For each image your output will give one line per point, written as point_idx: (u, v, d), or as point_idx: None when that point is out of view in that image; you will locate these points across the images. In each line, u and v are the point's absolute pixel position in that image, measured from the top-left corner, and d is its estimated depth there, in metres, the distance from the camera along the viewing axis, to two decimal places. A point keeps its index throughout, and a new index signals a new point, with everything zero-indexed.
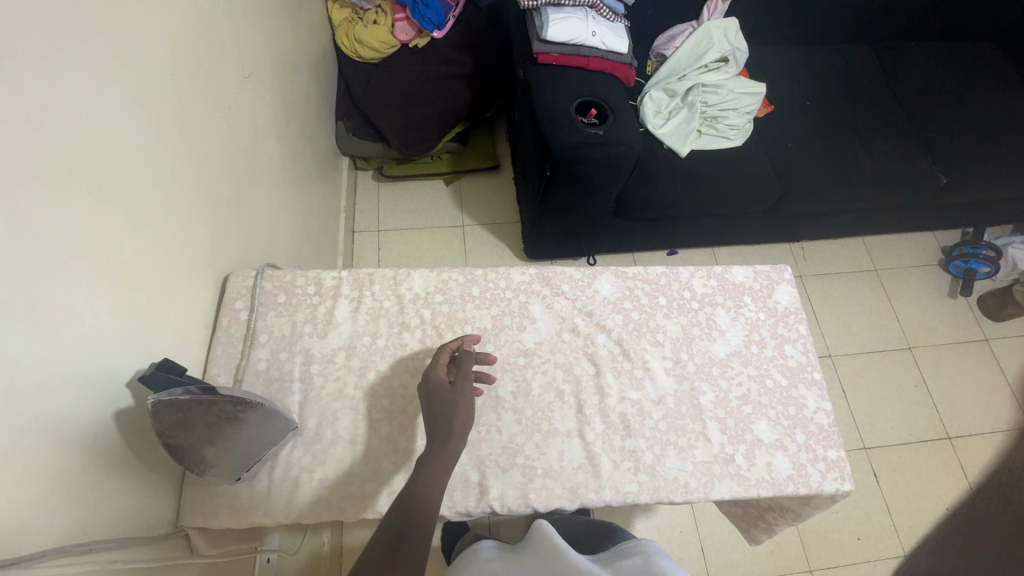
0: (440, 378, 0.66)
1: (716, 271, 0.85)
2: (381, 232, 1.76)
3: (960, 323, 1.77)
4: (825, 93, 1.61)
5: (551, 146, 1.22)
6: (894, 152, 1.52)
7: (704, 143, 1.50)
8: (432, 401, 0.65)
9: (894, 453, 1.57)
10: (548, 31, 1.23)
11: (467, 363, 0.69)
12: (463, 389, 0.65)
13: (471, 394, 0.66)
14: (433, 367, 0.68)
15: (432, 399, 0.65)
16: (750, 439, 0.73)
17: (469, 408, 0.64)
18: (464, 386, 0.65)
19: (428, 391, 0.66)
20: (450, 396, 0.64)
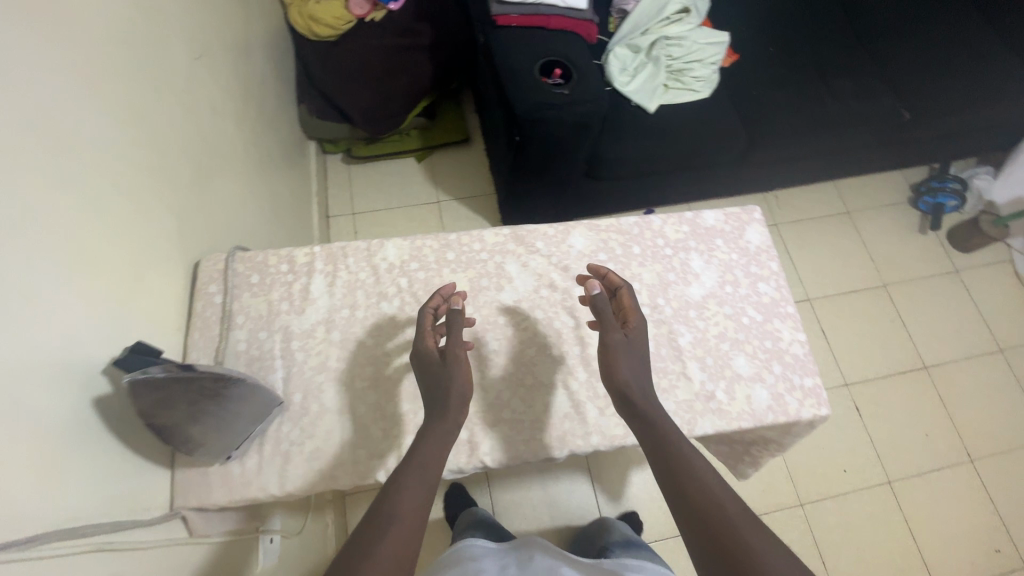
0: (430, 350, 0.66)
1: (687, 217, 0.85)
2: (356, 214, 1.74)
3: (932, 256, 1.81)
4: (789, 37, 1.60)
5: (517, 109, 1.21)
6: (861, 92, 1.53)
7: (673, 96, 1.50)
8: (430, 372, 0.65)
9: (874, 386, 1.62)
10: None
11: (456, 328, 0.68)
12: (453, 361, 0.65)
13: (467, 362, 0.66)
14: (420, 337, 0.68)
15: (426, 371, 0.65)
16: (729, 375, 0.75)
17: (463, 377, 0.63)
18: (456, 358, 0.64)
19: (421, 361, 0.66)
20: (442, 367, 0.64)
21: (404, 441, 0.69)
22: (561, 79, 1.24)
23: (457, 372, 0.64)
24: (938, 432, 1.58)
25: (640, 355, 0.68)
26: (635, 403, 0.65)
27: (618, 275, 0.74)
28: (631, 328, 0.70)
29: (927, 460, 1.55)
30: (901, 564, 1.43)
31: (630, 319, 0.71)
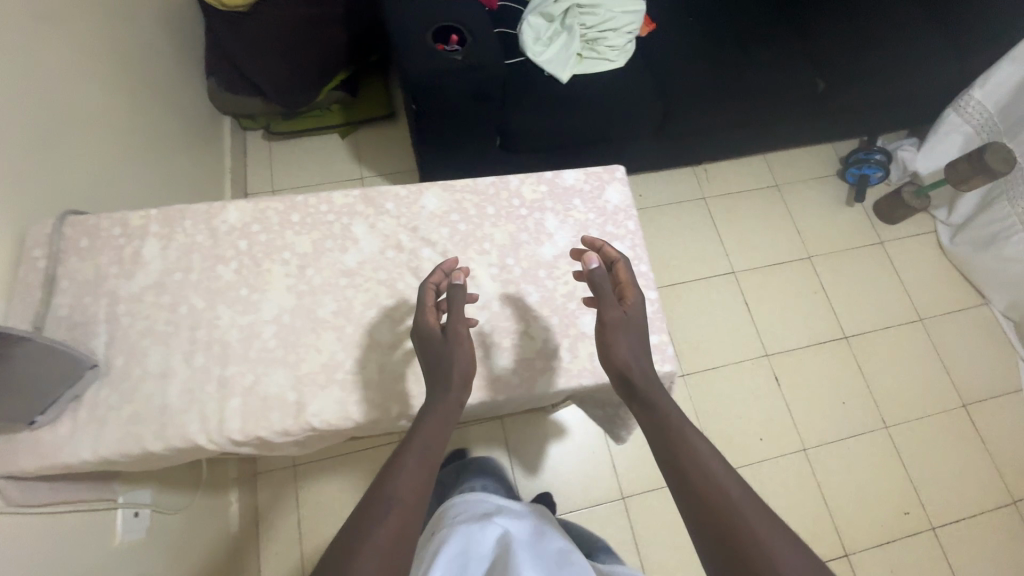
0: (430, 327, 0.66)
1: (546, 177, 0.84)
2: (276, 192, 1.70)
3: (858, 228, 1.83)
4: (708, 6, 1.59)
5: (410, 77, 1.18)
6: (778, 60, 1.52)
7: (587, 66, 1.48)
8: (430, 348, 0.65)
9: (795, 357, 1.64)
10: None
11: (456, 304, 0.67)
12: (455, 338, 0.64)
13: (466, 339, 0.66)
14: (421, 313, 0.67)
15: (426, 348, 0.65)
16: (573, 333, 0.75)
17: (467, 355, 0.64)
18: (458, 336, 0.64)
19: (421, 337, 0.66)
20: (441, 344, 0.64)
21: (229, 405, 0.67)
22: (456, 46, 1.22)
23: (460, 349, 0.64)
24: (855, 400, 1.61)
25: (639, 333, 0.68)
26: (637, 386, 0.67)
27: (615, 249, 0.73)
28: (630, 305, 0.70)
29: (844, 428, 1.57)
30: (811, 529, 1.45)
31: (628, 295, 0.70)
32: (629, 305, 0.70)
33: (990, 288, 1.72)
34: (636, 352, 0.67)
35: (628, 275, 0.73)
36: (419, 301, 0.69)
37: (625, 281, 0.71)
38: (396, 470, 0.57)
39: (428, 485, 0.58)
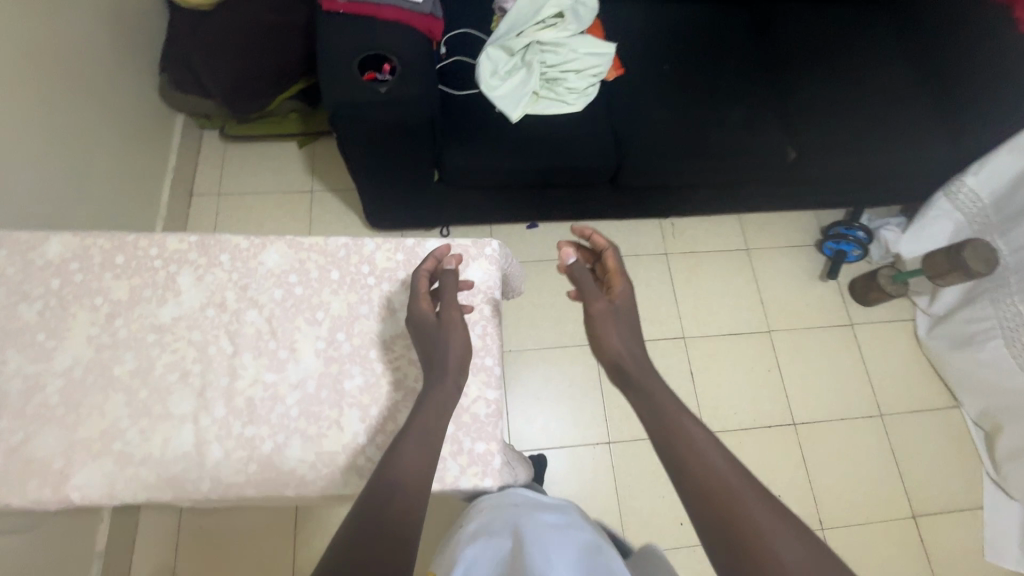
0: (426, 313, 0.67)
1: (406, 243, 0.76)
2: (222, 195, 1.66)
3: (828, 307, 1.70)
4: (685, 56, 1.49)
5: (327, 104, 1.13)
6: (747, 121, 1.43)
7: (542, 107, 1.40)
8: (426, 334, 0.66)
9: (733, 439, 1.53)
10: None
11: (450, 290, 0.70)
12: (449, 324, 0.67)
13: (460, 325, 0.68)
14: (415, 300, 0.68)
15: (423, 335, 0.67)
16: (389, 429, 0.67)
17: (462, 341, 0.66)
18: (451, 322, 0.67)
19: (415, 326, 0.67)
20: (439, 330, 0.66)
21: None
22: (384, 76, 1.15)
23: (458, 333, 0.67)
24: (791, 494, 1.49)
25: (625, 318, 0.83)
26: (630, 374, 0.78)
27: (604, 240, 0.88)
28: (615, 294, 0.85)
29: None
30: None
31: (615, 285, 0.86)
32: (615, 293, 0.85)
33: (963, 391, 1.57)
34: (626, 339, 0.80)
35: (615, 262, 0.88)
36: (413, 288, 0.70)
37: (611, 270, 0.86)
38: (397, 451, 0.60)
39: (428, 471, 0.60)
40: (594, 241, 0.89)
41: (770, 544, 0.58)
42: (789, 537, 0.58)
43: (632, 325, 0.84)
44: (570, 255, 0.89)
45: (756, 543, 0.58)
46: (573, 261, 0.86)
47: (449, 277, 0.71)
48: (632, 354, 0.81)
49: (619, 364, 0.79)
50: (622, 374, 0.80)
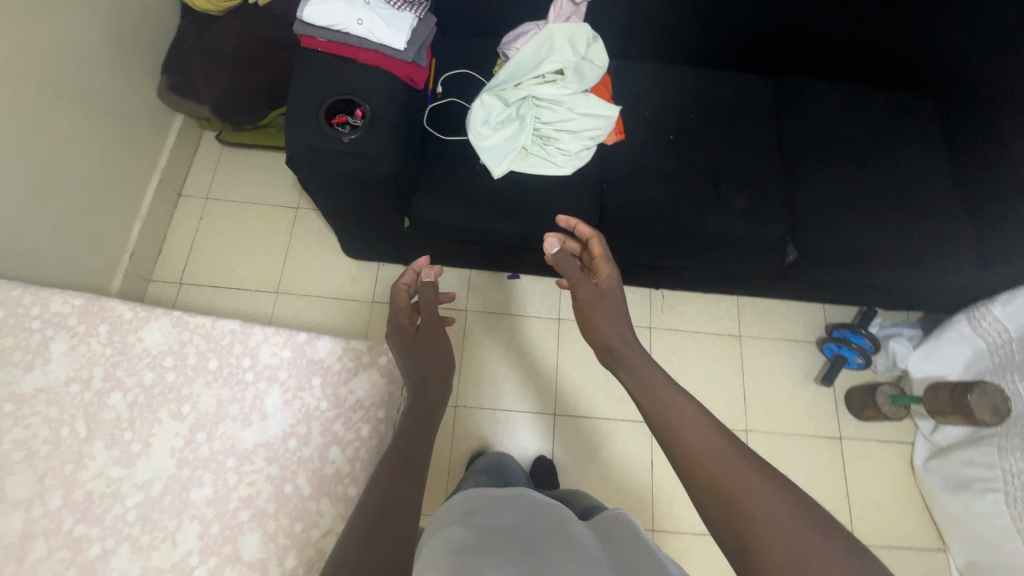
0: (404, 321, 0.80)
1: (295, 341, 0.74)
2: (209, 199, 1.65)
3: (817, 413, 1.56)
4: (697, 128, 1.38)
5: (288, 146, 1.06)
6: (749, 211, 1.31)
7: (530, 165, 1.31)
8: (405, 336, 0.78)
9: (682, 542, 1.44)
10: (305, 9, 1.04)
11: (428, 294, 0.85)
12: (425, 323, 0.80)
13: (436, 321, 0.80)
14: (396, 310, 0.83)
15: (403, 338, 0.78)
16: (226, 551, 0.66)
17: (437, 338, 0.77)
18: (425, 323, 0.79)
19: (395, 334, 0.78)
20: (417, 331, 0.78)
21: None
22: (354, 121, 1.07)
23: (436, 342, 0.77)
24: None
25: (612, 300, 0.95)
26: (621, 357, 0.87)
27: (587, 230, 1.07)
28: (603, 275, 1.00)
29: None
30: None
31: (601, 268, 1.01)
32: (601, 276, 1.00)
33: (953, 539, 1.41)
34: (615, 322, 0.92)
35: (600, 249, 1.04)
36: (397, 299, 0.86)
37: (597, 255, 1.02)
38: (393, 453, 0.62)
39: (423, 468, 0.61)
40: (579, 232, 1.08)
41: (754, 499, 0.62)
42: (763, 486, 0.63)
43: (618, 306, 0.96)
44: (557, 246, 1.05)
45: (742, 498, 0.62)
46: (560, 251, 1.02)
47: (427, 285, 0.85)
48: (622, 338, 0.90)
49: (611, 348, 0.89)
50: (613, 355, 0.88)
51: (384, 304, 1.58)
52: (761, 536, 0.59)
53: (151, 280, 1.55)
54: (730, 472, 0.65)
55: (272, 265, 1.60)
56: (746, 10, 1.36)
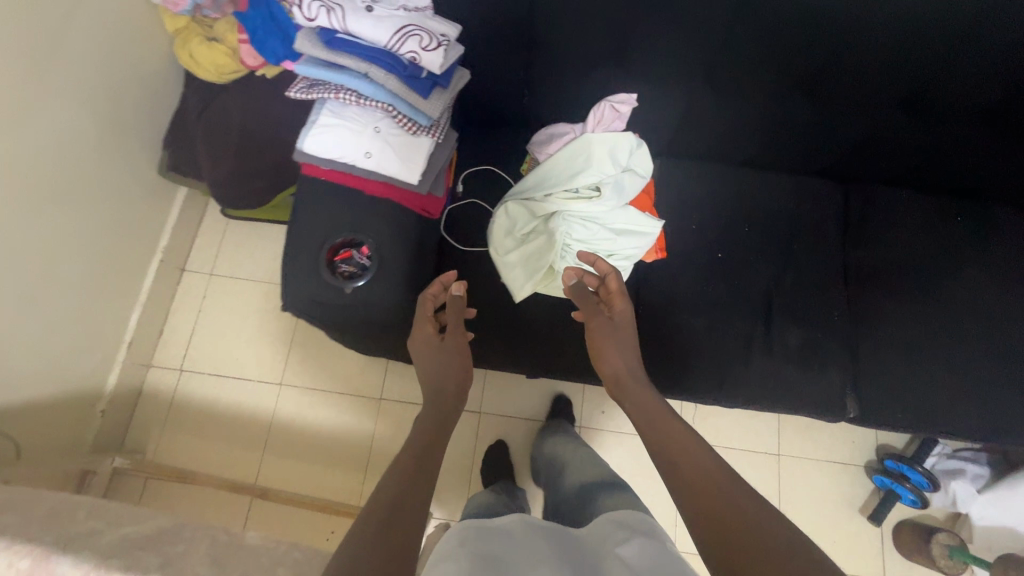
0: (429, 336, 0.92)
1: None
2: (213, 275, 1.55)
3: (859, 549, 1.42)
4: (749, 247, 1.22)
5: (282, 295, 0.95)
6: (805, 356, 1.15)
7: (556, 286, 1.17)
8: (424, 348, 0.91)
9: None
10: (306, 139, 0.90)
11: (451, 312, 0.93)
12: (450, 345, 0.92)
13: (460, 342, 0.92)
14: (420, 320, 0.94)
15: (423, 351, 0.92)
16: None
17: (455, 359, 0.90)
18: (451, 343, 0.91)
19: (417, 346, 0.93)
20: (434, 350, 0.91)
21: None
22: (351, 264, 0.95)
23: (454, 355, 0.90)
24: None
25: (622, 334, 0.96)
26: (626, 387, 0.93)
27: (607, 264, 1.02)
28: (619, 310, 0.99)
29: None
30: None
31: (617, 303, 0.99)
32: (617, 312, 0.99)
33: None
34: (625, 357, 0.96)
35: (618, 284, 1.02)
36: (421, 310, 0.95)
37: (612, 290, 0.99)
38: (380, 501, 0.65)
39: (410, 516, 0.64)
40: (598, 266, 1.04)
41: (750, 530, 0.65)
42: (752, 505, 0.68)
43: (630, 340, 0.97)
44: (573, 276, 1.02)
45: (733, 531, 0.65)
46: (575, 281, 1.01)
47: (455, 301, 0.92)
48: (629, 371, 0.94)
49: (617, 378, 0.94)
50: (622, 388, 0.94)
51: (392, 402, 1.47)
52: (766, 563, 0.61)
53: (151, 367, 1.47)
54: (727, 509, 0.68)
55: (276, 353, 1.50)
56: (821, 116, 1.15)
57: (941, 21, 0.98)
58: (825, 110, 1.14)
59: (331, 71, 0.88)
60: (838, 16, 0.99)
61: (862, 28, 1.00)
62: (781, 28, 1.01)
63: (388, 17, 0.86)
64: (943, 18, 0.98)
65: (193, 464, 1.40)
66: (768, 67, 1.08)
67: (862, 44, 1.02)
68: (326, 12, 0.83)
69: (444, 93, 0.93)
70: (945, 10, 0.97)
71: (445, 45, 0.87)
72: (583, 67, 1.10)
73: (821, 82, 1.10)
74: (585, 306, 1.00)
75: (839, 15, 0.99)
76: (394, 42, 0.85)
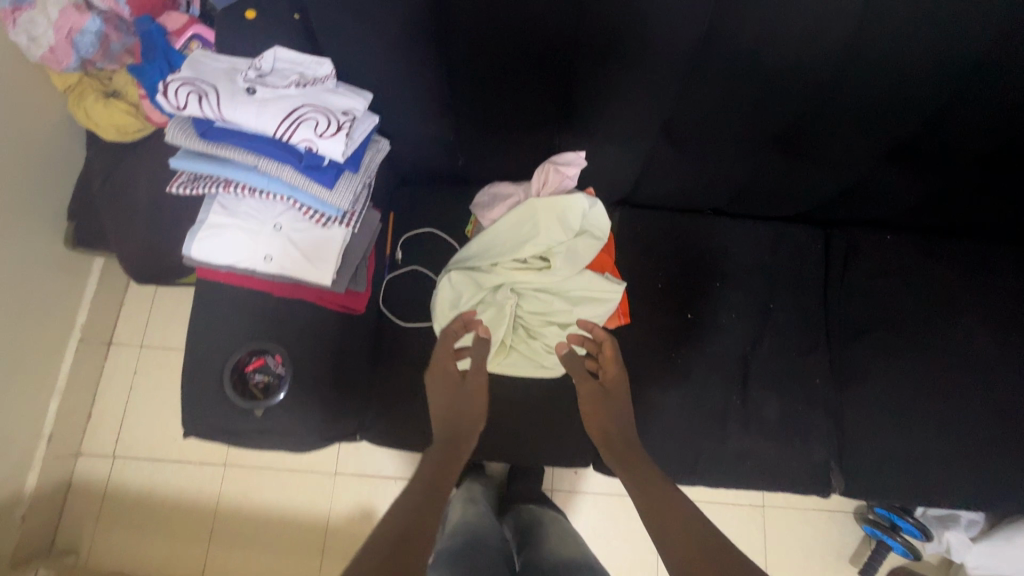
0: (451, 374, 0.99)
1: None
2: (144, 348, 1.42)
3: None
4: (721, 305, 1.10)
5: (183, 424, 0.82)
6: (786, 427, 1.05)
7: (509, 365, 1.05)
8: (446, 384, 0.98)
9: None
10: (191, 246, 0.77)
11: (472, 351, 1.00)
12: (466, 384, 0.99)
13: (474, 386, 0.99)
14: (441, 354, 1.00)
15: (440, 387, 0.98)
16: None
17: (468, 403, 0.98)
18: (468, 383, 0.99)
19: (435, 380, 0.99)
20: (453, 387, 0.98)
21: None
22: (261, 376, 0.83)
23: (470, 397, 0.98)
24: None
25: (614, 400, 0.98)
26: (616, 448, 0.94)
27: (602, 330, 1.02)
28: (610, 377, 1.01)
29: None
30: None
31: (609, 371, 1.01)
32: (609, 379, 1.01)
33: None
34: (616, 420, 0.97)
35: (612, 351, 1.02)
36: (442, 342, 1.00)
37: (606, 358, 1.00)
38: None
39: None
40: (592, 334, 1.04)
41: None
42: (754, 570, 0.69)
43: (623, 407, 0.99)
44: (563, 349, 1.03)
45: None
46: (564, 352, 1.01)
47: (479, 343, 1.00)
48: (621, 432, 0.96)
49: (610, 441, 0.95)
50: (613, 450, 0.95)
51: (348, 476, 1.36)
52: None
53: (80, 455, 1.34)
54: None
55: None
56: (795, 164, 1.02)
57: (931, 72, 0.86)
58: (802, 166, 1.02)
59: (215, 164, 0.75)
60: (810, 72, 0.86)
61: (839, 83, 0.88)
62: (746, 85, 0.88)
63: (274, 99, 0.72)
64: (933, 72, 0.86)
65: (134, 561, 1.29)
66: (734, 125, 0.95)
67: (840, 99, 0.90)
68: (197, 99, 0.70)
69: (355, 178, 0.80)
70: (932, 61, 0.84)
71: (346, 129, 0.73)
72: (523, 127, 0.95)
73: (795, 137, 0.98)
74: (578, 374, 1.01)
75: (811, 71, 0.86)
76: (283, 131, 0.71)
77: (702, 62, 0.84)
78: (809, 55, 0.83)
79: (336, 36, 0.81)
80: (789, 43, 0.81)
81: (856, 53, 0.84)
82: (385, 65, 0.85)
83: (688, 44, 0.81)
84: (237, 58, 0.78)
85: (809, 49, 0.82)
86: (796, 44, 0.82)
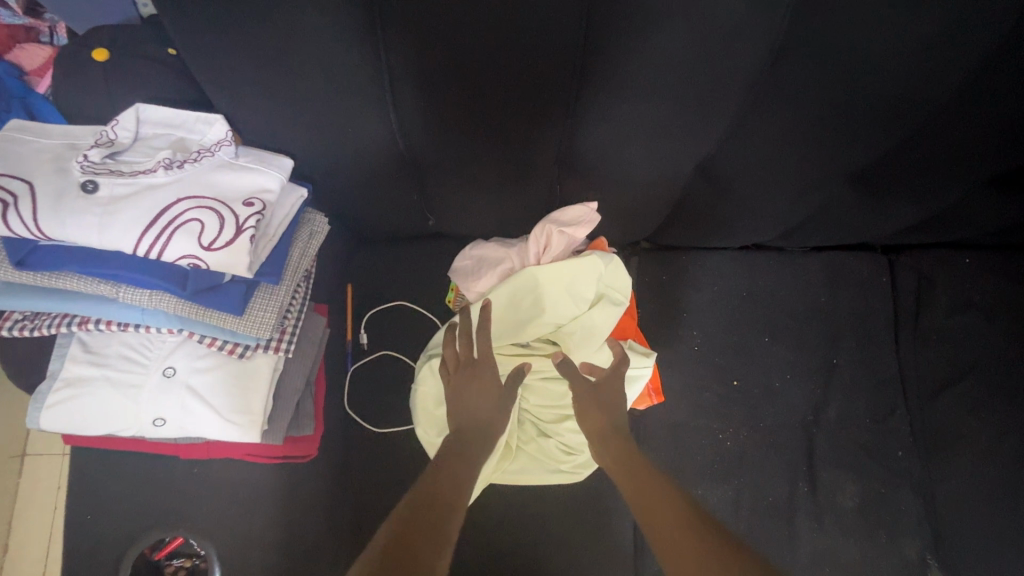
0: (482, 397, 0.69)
1: None
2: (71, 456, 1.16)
3: None
4: (775, 366, 0.89)
5: None
6: (871, 519, 0.84)
7: (517, 471, 0.81)
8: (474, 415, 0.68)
9: None
10: (44, 413, 0.52)
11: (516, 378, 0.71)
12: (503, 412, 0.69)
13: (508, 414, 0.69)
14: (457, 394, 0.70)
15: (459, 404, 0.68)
16: None
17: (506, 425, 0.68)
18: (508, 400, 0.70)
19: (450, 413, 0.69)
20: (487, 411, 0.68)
21: None
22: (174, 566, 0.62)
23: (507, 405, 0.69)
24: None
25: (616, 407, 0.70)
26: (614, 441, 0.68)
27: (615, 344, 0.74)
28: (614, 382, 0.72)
29: None
30: None
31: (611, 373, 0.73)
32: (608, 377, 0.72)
33: None
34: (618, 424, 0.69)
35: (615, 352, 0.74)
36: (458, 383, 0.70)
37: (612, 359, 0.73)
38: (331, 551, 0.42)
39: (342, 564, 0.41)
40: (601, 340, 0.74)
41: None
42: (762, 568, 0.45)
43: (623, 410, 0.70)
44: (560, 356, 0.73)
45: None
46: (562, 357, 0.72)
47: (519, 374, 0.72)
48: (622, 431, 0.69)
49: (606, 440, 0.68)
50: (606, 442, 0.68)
51: None
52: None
53: None
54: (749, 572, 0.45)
55: None
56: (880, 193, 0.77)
57: None
58: (877, 200, 0.78)
59: (58, 297, 0.50)
60: (923, 96, 0.61)
61: (957, 104, 0.63)
62: (825, 115, 0.63)
63: (131, 196, 0.47)
64: None
65: None
66: (800, 163, 0.70)
67: (955, 123, 0.65)
68: (1, 210, 0.44)
69: (278, 288, 0.55)
70: None
71: (250, 231, 0.48)
72: (512, 179, 0.70)
73: (875, 167, 0.73)
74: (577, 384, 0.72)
75: (923, 94, 0.61)
76: (147, 247, 0.46)
77: (765, 82, 0.59)
78: (926, 72, 0.58)
79: (237, 85, 0.55)
80: (897, 57, 0.56)
81: (995, 63, 0.58)
82: (315, 121, 0.59)
83: (747, 62, 0.56)
84: (79, 128, 0.52)
85: (926, 64, 0.57)
86: (910, 59, 0.57)
